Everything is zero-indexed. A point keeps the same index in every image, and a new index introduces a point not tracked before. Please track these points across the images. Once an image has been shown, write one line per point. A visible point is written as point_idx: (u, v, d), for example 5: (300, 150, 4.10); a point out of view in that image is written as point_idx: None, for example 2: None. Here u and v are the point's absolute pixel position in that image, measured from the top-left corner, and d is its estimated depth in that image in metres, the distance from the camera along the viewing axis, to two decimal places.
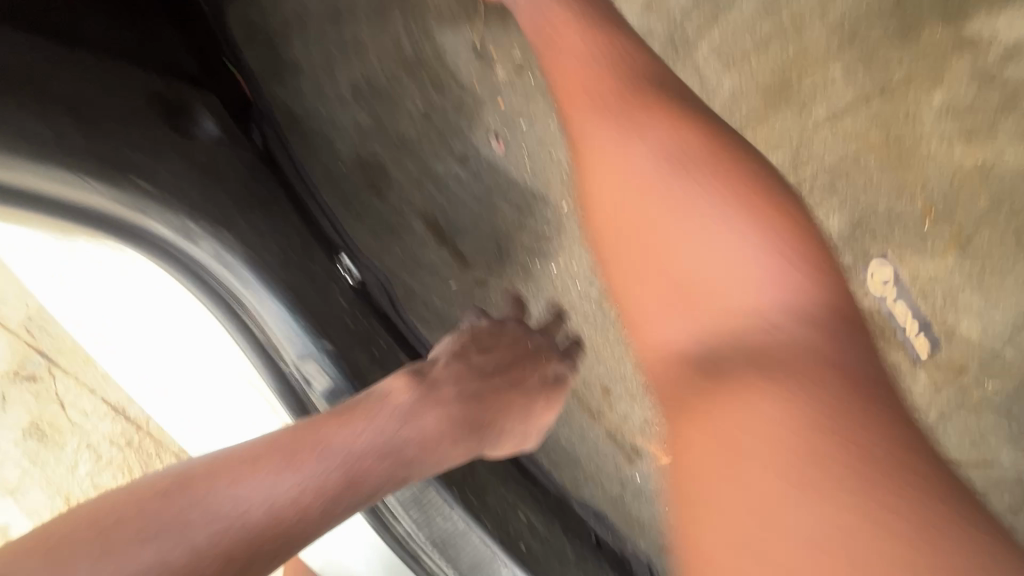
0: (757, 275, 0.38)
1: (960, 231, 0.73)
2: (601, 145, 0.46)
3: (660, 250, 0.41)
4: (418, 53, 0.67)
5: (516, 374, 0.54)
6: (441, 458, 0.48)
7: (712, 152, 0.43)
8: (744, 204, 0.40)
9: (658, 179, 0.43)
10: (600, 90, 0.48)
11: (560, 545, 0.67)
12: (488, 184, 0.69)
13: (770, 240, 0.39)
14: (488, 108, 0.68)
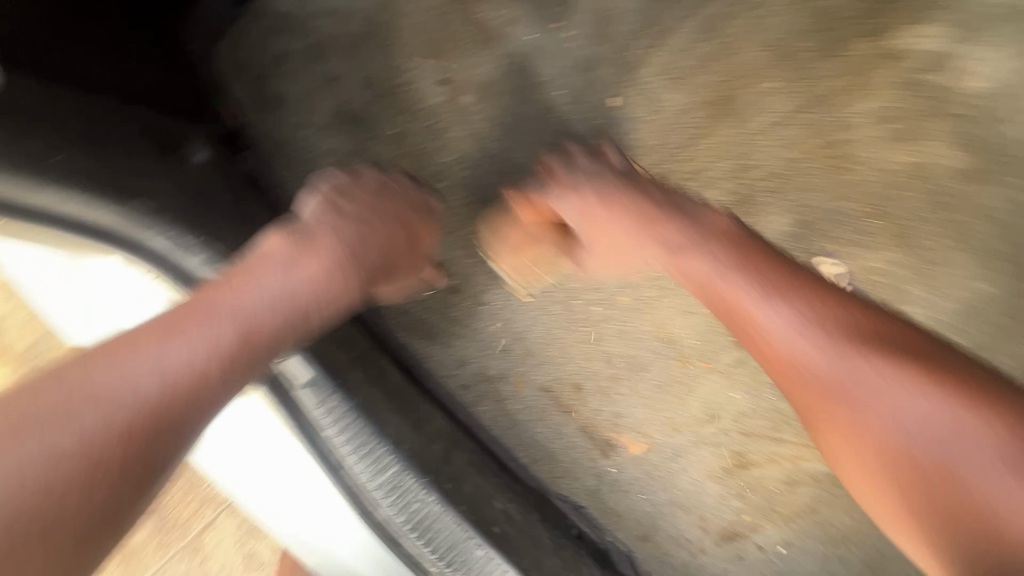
0: (907, 409, 0.45)
1: (898, 226, 0.82)
2: (793, 379, 0.51)
3: (863, 437, 0.47)
4: (390, 83, 0.73)
5: (359, 229, 0.60)
6: (331, 305, 0.55)
7: (908, 362, 0.47)
8: (920, 403, 0.45)
9: (832, 367, 0.49)
10: (804, 355, 0.50)
11: (537, 532, 0.72)
12: (461, 199, 0.76)
13: (964, 418, 0.44)
14: (456, 130, 0.74)
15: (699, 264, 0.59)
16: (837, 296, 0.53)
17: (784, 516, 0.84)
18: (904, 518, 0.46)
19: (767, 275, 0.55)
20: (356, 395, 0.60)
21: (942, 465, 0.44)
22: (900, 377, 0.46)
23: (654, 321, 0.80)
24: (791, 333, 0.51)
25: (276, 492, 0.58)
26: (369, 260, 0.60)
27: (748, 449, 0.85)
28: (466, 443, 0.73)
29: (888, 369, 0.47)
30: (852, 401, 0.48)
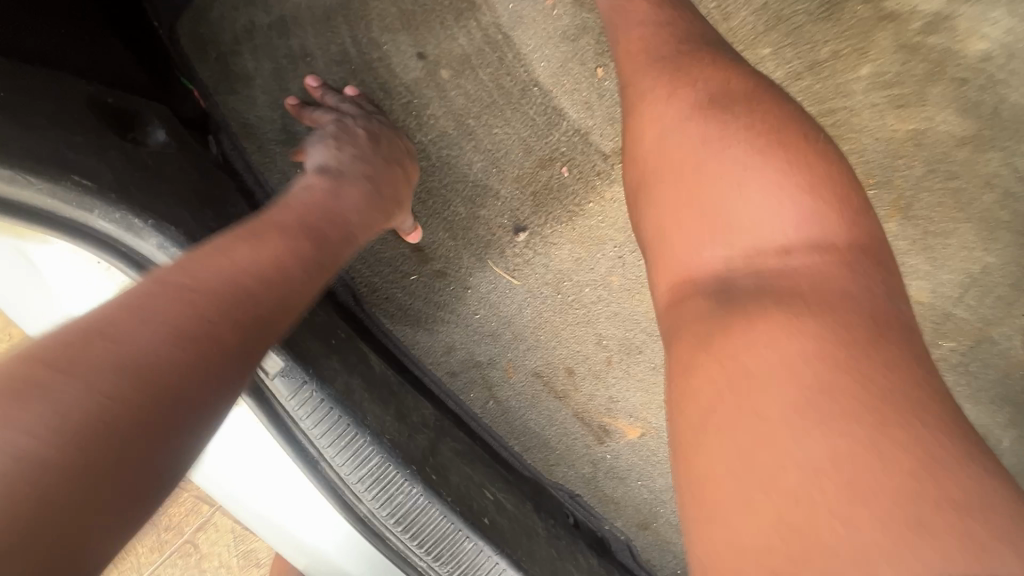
0: (763, 216, 0.42)
1: (899, 198, 0.80)
2: (651, 92, 0.51)
3: (694, 224, 0.45)
4: (364, 58, 0.69)
5: (355, 177, 0.60)
6: (341, 248, 0.53)
7: (728, 89, 0.47)
8: (722, 125, 0.45)
9: (694, 152, 0.45)
10: (650, 54, 0.54)
11: (531, 522, 0.69)
12: (444, 178, 0.74)
13: (754, 157, 0.43)
14: (437, 107, 0.71)
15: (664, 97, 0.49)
16: (780, 98, 0.47)
17: None
18: (664, 259, 0.47)
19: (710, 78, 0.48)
20: (334, 384, 0.56)
21: (716, 172, 0.44)
22: (710, 105, 0.46)
23: (647, 301, 0.77)
24: (677, 113, 0.47)
25: (250, 465, 0.55)
26: (369, 217, 0.58)
27: None
28: (454, 432, 0.70)
29: (708, 108, 0.46)
30: (698, 183, 0.45)
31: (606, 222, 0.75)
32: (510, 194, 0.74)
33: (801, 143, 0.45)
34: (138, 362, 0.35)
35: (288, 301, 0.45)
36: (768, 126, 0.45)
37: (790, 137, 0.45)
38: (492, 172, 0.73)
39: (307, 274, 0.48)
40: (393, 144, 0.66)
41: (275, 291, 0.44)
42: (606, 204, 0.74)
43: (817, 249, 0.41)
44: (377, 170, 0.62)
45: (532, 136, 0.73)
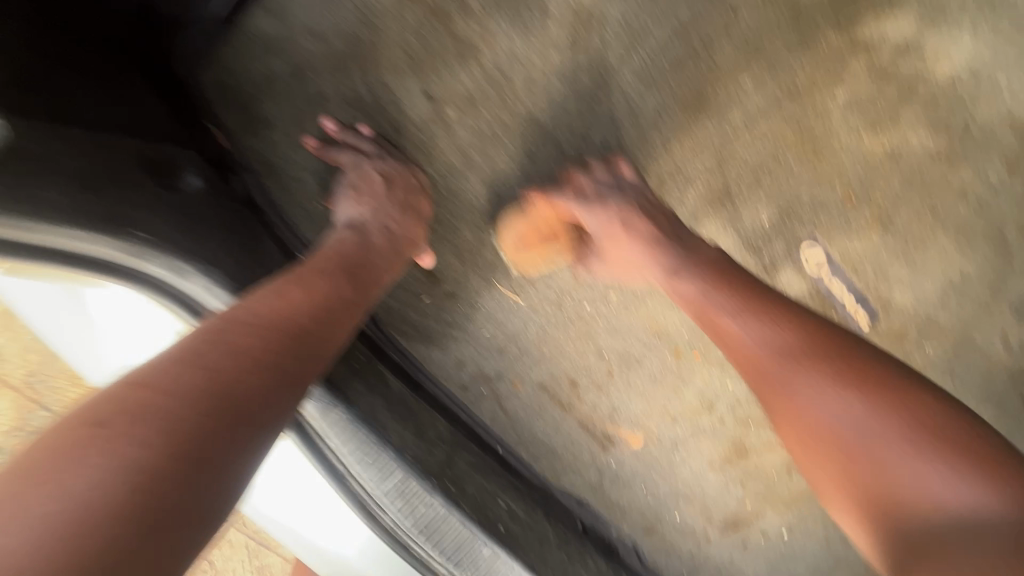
0: (888, 446, 0.50)
1: (879, 212, 0.85)
2: (769, 387, 0.58)
3: (843, 459, 0.52)
4: (376, 100, 0.74)
5: (378, 224, 0.67)
6: (370, 289, 0.61)
7: (839, 370, 0.54)
8: (852, 414, 0.52)
9: (813, 408, 0.54)
10: (765, 361, 0.59)
11: (543, 530, 0.73)
12: (451, 208, 0.79)
13: (876, 415, 0.51)
14: (444, 142, 0.77)
15: (751, 342, 0.60)
16: (829, 328, 0.59)
17: (785, 501, 0.90)
18: (836, 501, 0.54)
19: (750, 300, 0.63)
20: (359, 405, 0.60)
21: (812, 417, 0.54)
22: (836, 390, 0.54)
23: (644, 316, 0.82)
24: (806, 395, 0.55)
25: (280, 472, 0.57)
26: (392, 259, 0.66)
27: (746, 437, 0.88)
28: (467, 446, 0.75)
29: (828, 382, 0.54)
30: (845, 446, 0.52)
31: None
32: (514, 221, 0.79)
33: (905, 384, 0.52)
34: (219, 382, 0.41)
35: (331, 335, 0.53)
36: (897, 403, 0.51)
37: (845, 351, 0.56)
38: (497, 201, 0.79)
39: (345, 313, 0.56)
40: (408, 185, 0.72)
41: (320, 324, 0.52)
42: None
43: (946, 449, 0.48)
44: (398, 217, 0.69)
45: (534, 167, 0.78)
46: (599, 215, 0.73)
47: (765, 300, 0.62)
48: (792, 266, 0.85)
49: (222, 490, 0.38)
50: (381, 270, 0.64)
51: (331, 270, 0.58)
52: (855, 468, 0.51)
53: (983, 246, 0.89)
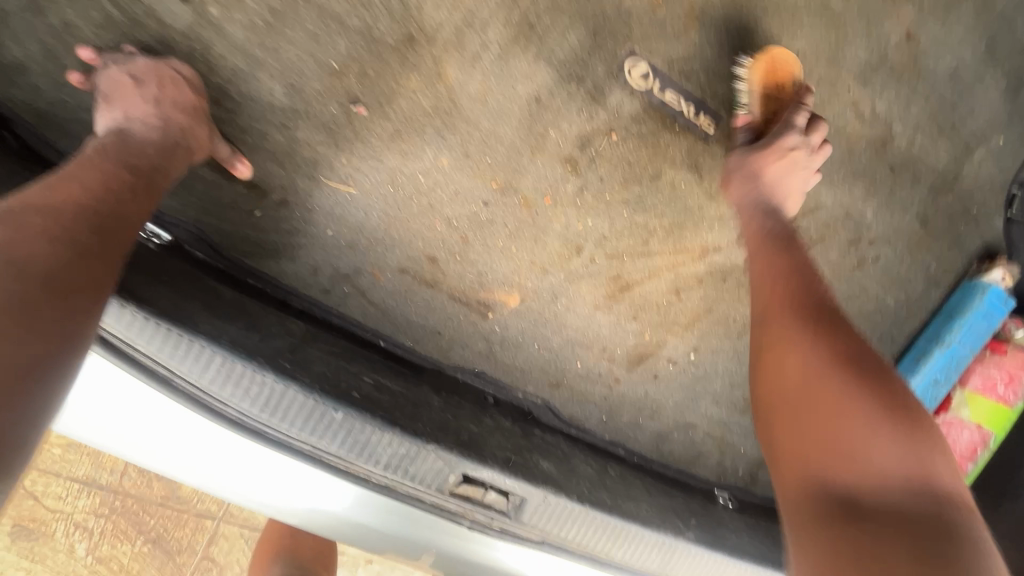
0: (810, 359, 0.61)
1: (693, 7, 0.85)
2: (774, 319, 0.69)
3: (798, 376, 0.61)
4: (127, 14, 0.71)
5: (135, 123, 0.64)
6: (164, 174, 0.63)
7: (826, 332, 0.63)
8: (831, 366, 0.60)
9: (808, 301, 0.68)
10: (788, 292, 0.70)
11: (424, 397, 0.74)
12: (250, 114, 0.76)
13: (820, 346, 0.62)
14: (218, 44, 0.73)
15: (769, 278, 0.73)
16: (795, 274, 0.73)
17: (684, 324, 0.93)
18: (769, 407, 0.64)
19: (780, 268, 0.73)
20: (159, 302, 0.58)
21: (781, 336, 0.66)
22: (824, 366, 0.60)
23: (484, 173, 0.82)
24: (775, 308, 0.69)
25: (85, 388, 0.56)
26: (165, 154, 0.64)
27: (625, 270, 0.89)
28: (327, 339, 0.75)
29: (809, 339, 0.63)
30: (783, 350, 0.64)
31: (416, 111, 0.79)
32: (321, 110, 0.77)
33: (889, 386, 0.59)
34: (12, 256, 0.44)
35: (124, 217, 0.55)
36: (885, 400, 0.57)
37: (834, 326, 0.64)
38: (295, 95, 0.76)
39: (132, 198, 0.58)
40: (161, 78, 0.68)
41: (108, 208, 0.54)
42: (401, 87, 0.78)
43: (853, 370, 0.59)
44: (159, 113, 0.66)
45: (320, 48, 0.76)
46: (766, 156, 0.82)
47: (809, 285, 0.70)
48: (618, 85, 0.84)
49: (62, 350, 0.44)
50: (164, 160, 0.63)
51: (106, 162, 0.58)
52: (794, 361, 0.62)
53: (812, 19, 0.90)
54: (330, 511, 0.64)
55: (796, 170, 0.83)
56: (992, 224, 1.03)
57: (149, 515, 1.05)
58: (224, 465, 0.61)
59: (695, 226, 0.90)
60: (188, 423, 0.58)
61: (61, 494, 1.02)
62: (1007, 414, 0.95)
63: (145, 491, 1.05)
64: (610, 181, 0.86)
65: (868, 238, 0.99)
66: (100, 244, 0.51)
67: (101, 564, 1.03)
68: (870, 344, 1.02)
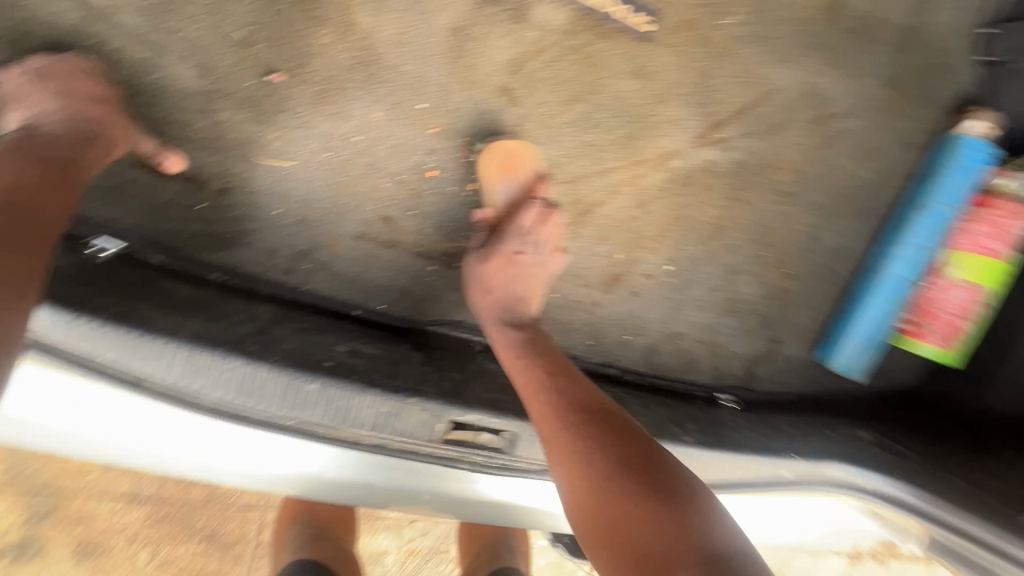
0: (580, 461, 0.59)
1: None
2: (544, 419, 0.65)
3: (580, 481, 0.59)
4: (14, 24, 0.68)
5: (44, 118, 0.61)
6: (81, 171, 0.59)
7: (586, 425, 0.63)
8: (619, 451, 0.60)
9: (559, 399, 0.66)
10: (548, 386, 0.68)
11: (405, 354, 0.74)
12: (167, 104, 0.73)
13: (582, 440, 0.61)
14: (114, 37, 0.70)
15: (523, 376, 0.70)
16: (560, 359, 0.73)
17: (656, 236, 0.91)
18: (579, 519, 0.59)
19: (540, 362, 0.72)
20: (108, 308, 0.57)
21: (554, 437, 0.63)
22: (592, 460, 0.59)
23: (419, 120, 0.79)
24: (537, 396, 0.67)
25: (78, 409, 0.58)
26: (80, 147, 0.61)
27: (585, 193, 0.87)
28: (300, 318, 0.74)
29: (583, 433, 0.62)
30: (565, 446, 0.62)
31: (335, 68, 0.76)
32: (237, 85, 0.74)
33: (645, 464, 0.58)
34: None
35: (39, 217, 0.51)
36: (649, 471, 0.57)
37: (592, 408, 0.65)
38: (207, 75, 0.73)
39: (53, 195, 0.54)
40: (63, 74, 0.65)
41: (28, 206, 0.50)
42: (314, 44, 0.75)
43: (613, 462, 0.59)
44: (66, 108, 0.63)
45: (220, 19, 0.72)
46: (530, 247, 0.80)
47: (554, 378, 0.69)
48: None
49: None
50: (77, 154, 0.60)
51: (17, 159, 0.54)
52: (572, 460, 0.60)
53: None
54: (335, 480, 0.68)
55: (520, 271, 0.79)
56: (964, 73, 0.97)
57: (196, 516, 1.08)
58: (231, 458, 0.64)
59: (650, 133, 0.88)
60: (181, 424, 0.60)
61: (109, 513, 1.06)
62: (1001, 266, 0.92)
63: (187, 496, 1.08)
64: (553, 104, 0.83)
65: (834, 112, 0.95)
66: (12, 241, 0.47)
67: (166, 567, 1.08)
68: (852, 222, 1.00)
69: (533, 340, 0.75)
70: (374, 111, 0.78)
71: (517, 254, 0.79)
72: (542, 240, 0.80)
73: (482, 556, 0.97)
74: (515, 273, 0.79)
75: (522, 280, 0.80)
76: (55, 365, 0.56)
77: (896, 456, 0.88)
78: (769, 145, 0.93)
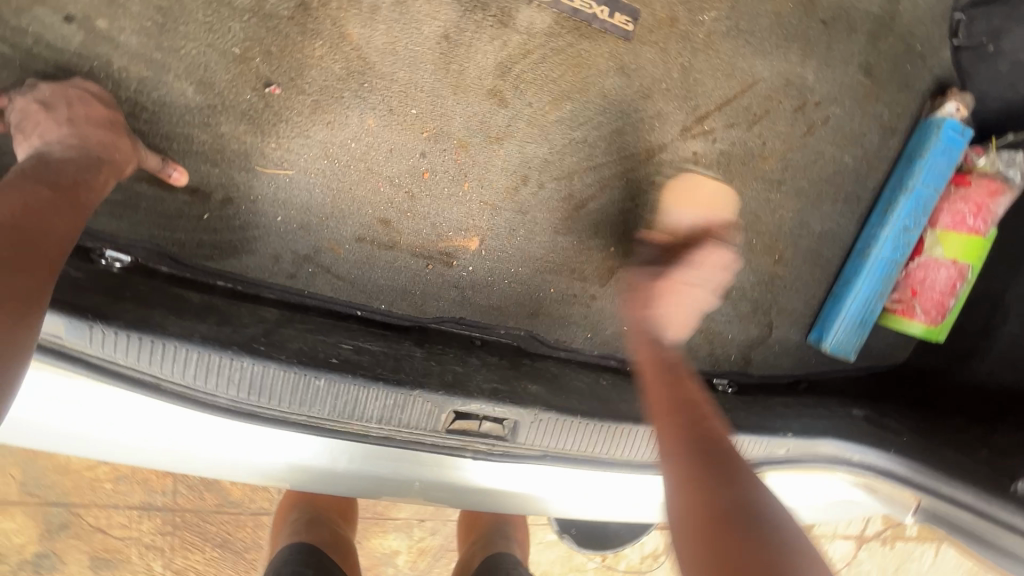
0: (704, 485, 0.58)
1: None
2: (671, 435, 0.65)
3: (693, 504, 0.57)
4: (21, 49, 0.71)
5: (55, 142, 0.64)
6: (89, 191, 0.62)
7: (717, 459, 0.61)
8: (735, 490, 0.57)
9: (694, 426, 0.65)
10: (683, 410, 0.68)
11: (407, 349, 0.77)
12: (170, 120, 0.76)
13: (712, 470, 0.60)
14: (117, 58, 0.74)
15: (660, 394, 0.71)
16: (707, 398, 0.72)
17: (647, 227, 0.94)
18: (681, 539, 0.56)
19: (680, 387, 0.72)
20: (122, 315, 0.60)
21: (681, 456, 0.62)
22: (717, 490, 0.58)
23: (413, 124, 0.82)
24: (671, 418, 0.67)
25: (115, 415, 0.63)
26: (89, 169, 0.64)
27: (576, 188, 0.90)
28: (305, 319, 0.77)
29: (712, 463, 0.61)
30: (688, 466, 0.61)
31: (329, 78, 0.79)
32: (236, 99, 0.77)
33: (775, 519, 0.55)
34: None
35: (52, 235, 0.53)
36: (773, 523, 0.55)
37: (725, 447, 0.63)
38: (207, 90, 0.76)
39: (64, 215, 0.56)
40: (70, 98, 0.68)
41: (43, 225, 0.53)
42: (309, 55, 0.78)
43: (738, 501, 0.56)
44: (74, 133, 0.66)
45: (218, 36, 0.75)
46: (687, 270, 0.86)
47: (691, 406, 0.69)
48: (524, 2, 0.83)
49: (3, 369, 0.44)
50: (86, 175, 0.63)
51: (25, 180, 0.57)
52: (691, 482, 0.59)
53: None
54: (353, 472, 0.72)
55: (683, 302, 0.84)
56: (939, 57, 1.00)
57: (209, 523, 1.11)
58: (260, 453, 0.68)
59: (636, 128, 0.91)
60: (208, 425, 0.65)
61: (124, 522, 1.08)
62: (983, 243, 0.95)
63: (199, 504, 1.10)
64: (541, 104, 0.86)
65: (814, 100, 0.98)
66: (19, 259, 0.49)
67: (182, 574, 1.11)
68: (837, 206, 1.03)
69: (665, 360, 0.77)
70: (368, 117, 0.81)
71: (678, 283, 0.84)
72: (706, 263, 0.85)
73: (477, 544, 0.99)
74: (677, 304, 0.83)
75: (679, 309, 0.83)
76: (78, 371, 0.59)
77: (889, 432, 0.90)
78: (753, 136, 0.96)
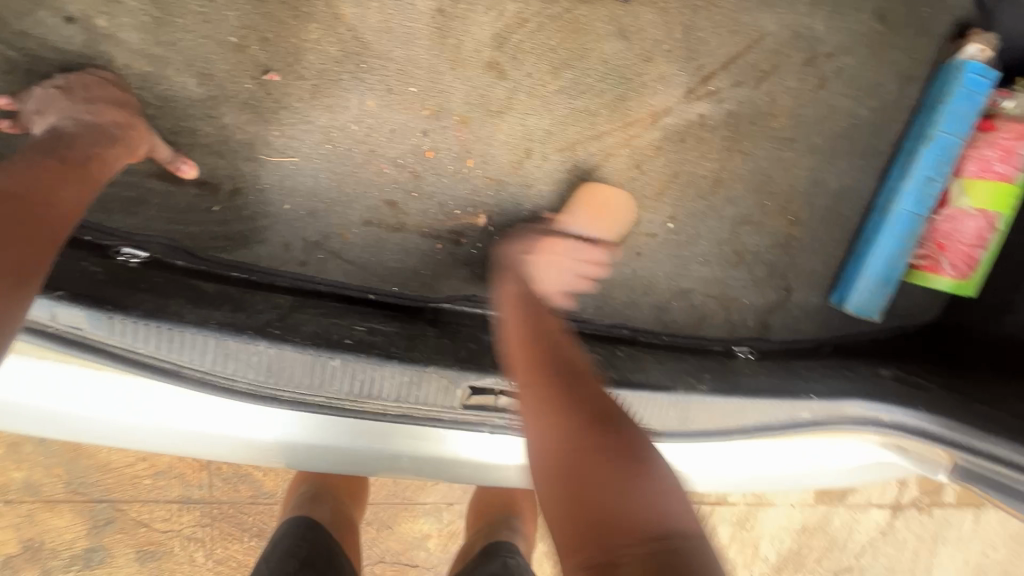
0: (532, 390, 0.54)
1: None
2: (510, 354, 0.61)
3: (526, 409, 0.54)
4: (27, 54, 0.73)
5: (68, 121, 0.65)
6: (98, 163, 0.63)
7: (542, 361, 0.57)
8: (574, 403, 0.51)
9: (528, 336, 0.62)
10: (521, 329, 0.64)
11: (420, 328, 0.77)
12: (175, 114, 0.77)
13: (538, 374, 0.56)
14: (119, 55, 0.75)
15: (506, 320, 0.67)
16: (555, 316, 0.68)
17: (656, 193, 0.93)
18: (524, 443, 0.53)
19: (527, 309, 0.68)
20: (140, 306, 0.62)
21: (516, 372, 0.58)
22: (544, 389, 0.54)
23: (412, 102, 0.82)
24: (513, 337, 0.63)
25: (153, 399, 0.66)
26: (100, 143, 0.64)
27: (581, 157, 0.89)
28: (318, 305, 0.77)
29: (538, 366, 0.57)
30: (521, 379, 0.57)
31: (326, 61, 0.79)
32: (237, 88, 0.78)
33: (598, 397, 0.52)
34: None
35: (61, 204, 0.54)
36: (592, 401, 0.52)
37: (555, 347, 0.60)
38: (208, 81, 0.77)
39: (73, 185, 0.57)
40: (86, 85, 0.70)
41: (52, 194, 0.54)
42: (304, 39, 0.78)
43: (559, 393, 0.53)
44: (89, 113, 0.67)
45: (213, 26, 0.76)
46: (579, 246, 0.85)
47: (532, 322, 0.65)
48: None
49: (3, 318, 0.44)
50: (97, 149, 0.63)
51: (36, 155, 0.58)
52: (524, 390, 0.55)
53: None
54: (376, 447, 0.73)
55: (563, 264, 0.83)
56: None
57: (245, 514, 1.14)
58: (286, 432, 0.70)
59: (640, 92, 0.89)
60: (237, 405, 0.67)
61: (165, 517, 1.12)
62: (1011, 190, 0.91)
63: (235, 496, 1.13)
64: (541, 73, 0.85)
65: (825, 51, 0.94)
66: (26, 221, 0.49)
67: (222, 565, 1.14)
68: (855, 161, 0.99)
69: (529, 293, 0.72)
70: (367, 98, 0.81)
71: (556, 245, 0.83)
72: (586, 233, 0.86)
73: (483, 531, 1.00)
74: (560, 266, 0.83)
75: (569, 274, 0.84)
76: (104, 361, 0.60)
77: (918, 389, 0.88)
78: (762, 92, 0.93)
